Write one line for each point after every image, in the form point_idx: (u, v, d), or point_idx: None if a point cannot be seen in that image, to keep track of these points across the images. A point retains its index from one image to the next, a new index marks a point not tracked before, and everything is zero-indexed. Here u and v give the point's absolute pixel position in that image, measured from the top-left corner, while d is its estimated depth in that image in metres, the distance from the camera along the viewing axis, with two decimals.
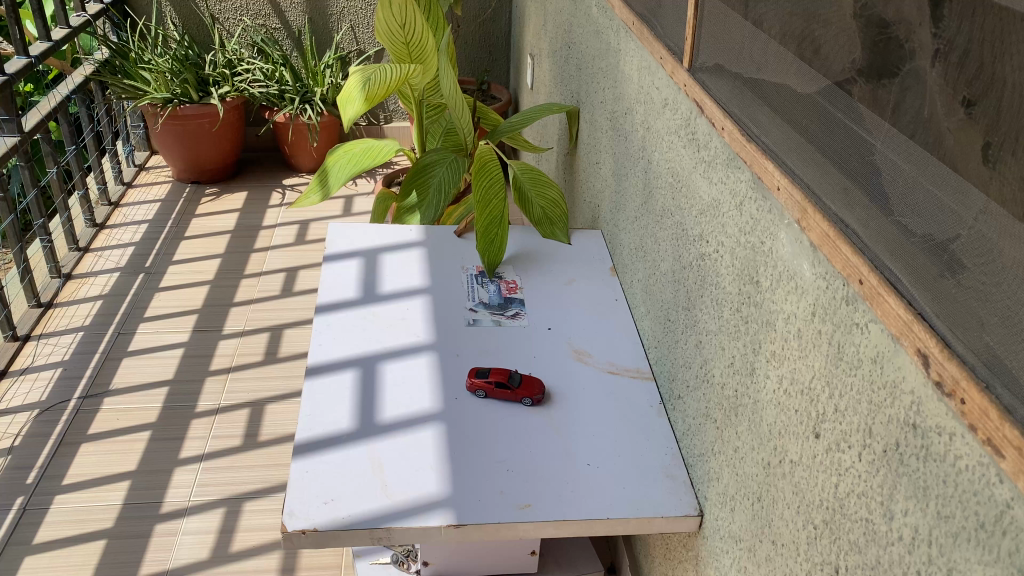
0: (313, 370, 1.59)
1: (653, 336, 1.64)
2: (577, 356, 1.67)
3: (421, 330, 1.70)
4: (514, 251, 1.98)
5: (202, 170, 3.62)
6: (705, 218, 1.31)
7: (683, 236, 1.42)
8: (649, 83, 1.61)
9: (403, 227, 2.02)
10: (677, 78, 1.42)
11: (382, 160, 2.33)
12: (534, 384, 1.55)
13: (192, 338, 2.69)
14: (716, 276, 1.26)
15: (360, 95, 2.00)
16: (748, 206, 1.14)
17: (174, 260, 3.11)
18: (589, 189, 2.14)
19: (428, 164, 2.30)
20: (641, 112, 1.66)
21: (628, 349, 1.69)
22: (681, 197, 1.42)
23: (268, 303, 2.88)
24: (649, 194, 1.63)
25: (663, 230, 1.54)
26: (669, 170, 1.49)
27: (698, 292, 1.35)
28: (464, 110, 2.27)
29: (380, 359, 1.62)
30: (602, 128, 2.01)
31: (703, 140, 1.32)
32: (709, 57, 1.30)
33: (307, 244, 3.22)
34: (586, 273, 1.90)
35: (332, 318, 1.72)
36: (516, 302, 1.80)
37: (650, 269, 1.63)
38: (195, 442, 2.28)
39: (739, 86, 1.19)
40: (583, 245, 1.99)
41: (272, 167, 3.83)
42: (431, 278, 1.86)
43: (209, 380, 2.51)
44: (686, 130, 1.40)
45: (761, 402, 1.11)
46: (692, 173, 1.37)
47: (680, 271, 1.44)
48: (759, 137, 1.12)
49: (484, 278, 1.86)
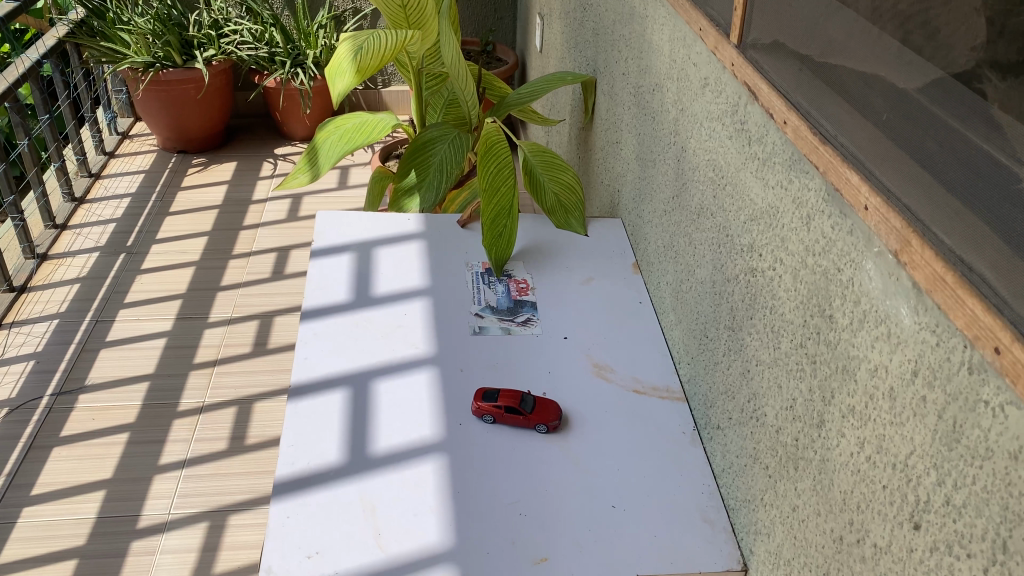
0: (297, 391, 1.39)
1: (685, 350, 1.43)
2: (597, 371, 1.47)
3: (420, 341, 1.50)
4: (524, 244, 1.77)
5: (189, 139, 3.39)
6: (757, 227, 1.10)
7: (728, 245, 1.21)
8: (683, 58, 1.38)
9: (400, 216, 1.80)
10: (721, 55, 1.19)
11: (378, 136, 2.10)
12: (551, 408, 1.35)
13: (176, 326, 2.49)
14: (772, 299, 1.05)
15: (350, 67, 1.77)
16: (818, 221, 0.93)
17: (158, 238, 2.90)
18: (607, 171, 1.92)
19: (428, 142, 2.08)
20: (673, 90, 1.44)
21: (654, 361, 1.49)
22: (726, 198, 1.21)
23: (257, 286, 2.68)
24: (682, 187, 1.41)
25: (701, 232, 1.32)
26: (709, 164, 1.28)
27: (747, 312, 1.14)
28: (468, 81, 2.04)
29: (373, 376, 1.42)
30: (623, 104, 1.79)
31: (754, 132, 1.10)
32: (764, 32, 1.07)
33: (299, 220, 3.01)
34: (604, 271, 1.69)
35: (320, 327, 1.51)
36: (528, 306, 1.60)
37: (683, 274, 1.42)
38: (177, 446, 2.09)
39: (807, 71, 0.97)
40: (601, 236, 1.78)
41: (263, 134, 3.60)
42: (431, 278, 1.65)
43: (194, 375, 2.32)
44: (732, 118, 1.18)
45: (833, 463, 0.91)
46: (741, 171, 1.15)
47: (722, 284, 1.23)
48: (835, 137, 0.90)
49: (491, 277, 1.66)
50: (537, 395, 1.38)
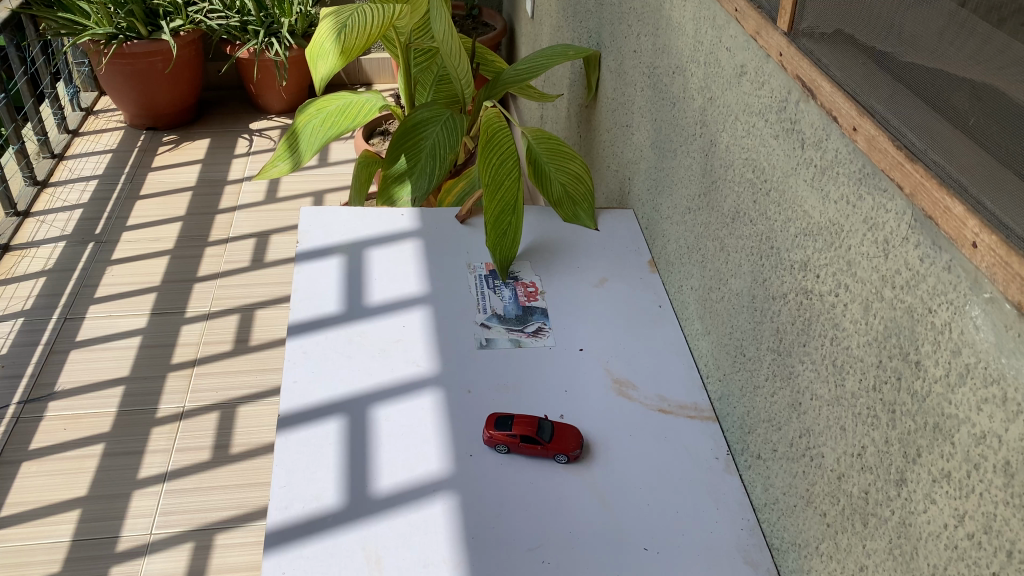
0: (288, 421, 1.25)
1: (715, 365, 1.30)
2: (618, 387, 1.34)
3: (422, 357, 1.35)
4: (528, 241, 1.63)
5: (158, 115, 3.19)
6: (814, 244, 0.96)
7: (773, 259, 1.07)
8: (713, 42, 1.22)
9: (393, 211, 1.65)
10: (766, 44, 1.04)
11: (364, 120, 1.94)
12: (572, 435, 1.22)
13: (151, 322, 2.34)
14: (835, 329, 0.92)
15: (333, 49, 1.61)
16: (901, 250, 0.79)
17: (129, 225, 2.73)
18: (615, 157, 1.78)
19: (419, 124, 1.91)
20: (700, 76, 1.29)
21: (680, 375, 1.36)
22: (772, 205, 1.07)
23: (236, 276, 2.52)
24: (712, 186, 1.27)
25: (737, 239, 1.18)
26: (748, 164, 1.13)
27: (799, 338, 1.01)
28: (461, 58, 1.87)
29: (372, 401, 1.28)
30: (635, 84, 1.63)
31: (809, 135, 0.96)
32: (824, 19, 0.92)
33: (278, 202, 2.84)
34: (618, 271, 1.56)
35: (310, 344, 1.37)
36: (538, 313, 1.47)
37: (713, 283, 1.28)
38: (156, 458, 1.95)
39: (884, 69, 0.82)
40: (612, 230, 1.64)
41: (237, 108, 3.40)
42: (430, 282, 1.51)
43: (172, 377, 2.17)
44: (778, 115, 1.04)
45: (920, 531, 0.79)
46: (792, 177, 1.01)
47: (766, 302, 1.10)
48: (926, 152, 0.76)
49: (496, 280, 1.52)
50: (554, 420, 1.25)
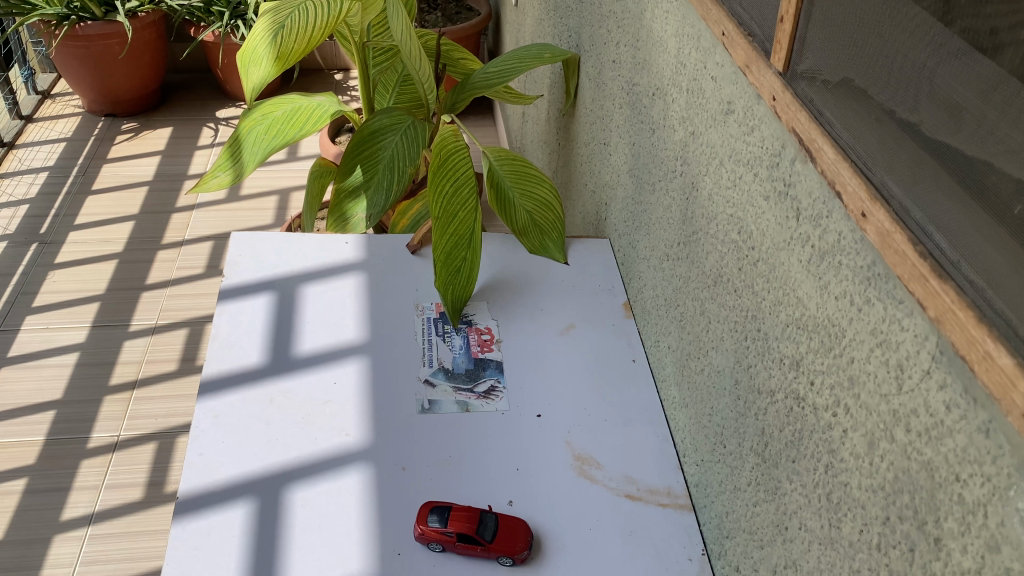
0: (187, 504, 1.06)
1: (692, 445, 1.11)
2: (579, 464, 1.15)
3: (352, 425, 1.16)
4: (487, 277, 1.43)
5: (117, 102, 2.98)
6: (810, 342, 0.77)
7: (759, 346, 0.88)
8: (698, 67, 1.02)
9: (336, 238, 1.45)
10: (756, 81, 0.85)
11: (313, 127, 1.74)
12: (518, 533, 1.03)
13: (91, 337, 2.15)
14: (833, 456, 0.73)
15: (267, 54, 1.40)
16: (921, 386, 0.60)
17: (78, 223, 2.53)
18: (592, 176, 1.57)
19: (375, 133, 1.68)
20: (681, 104, 1.09)
21: (652, 449, 1.17)
22: (760, 278, 0.87)
23: (188, 285, 2.32)
24: (692, 237, 1.07)
25: (718, 308, 0.99)
26: (733, 222, 0.93)
27: (789, 451, 0.82)
28: (422, 60, 1.66)
29: (290, 479, 1.10)
30: (613, 99, 1.42)
31: (807, 207, 0.77)
32: (830, 63, 0.72)
33: (240, 200, 2.64)
34: (588, 315, 1.36)
35: (224, 405, 1.18)
36: (491, 367, 1.27)
37: (691, 349, 1.09)
38: (83, 496, 1.78)
39: (908, 140, 0.63)
40: (584, 264, 1.45)
41: (205, 93, 3.19)
42: (371, 327, 1.31)
43: (109, 402, 1.98)
44: (769, 172, 0.84)
45: None
46: (784, 252, 0.81)
47: (750, 394, 0.91)
48: (960, 265, 0.57)
49: (446, 326, 1.33)
50: (500, 512, 1.06)
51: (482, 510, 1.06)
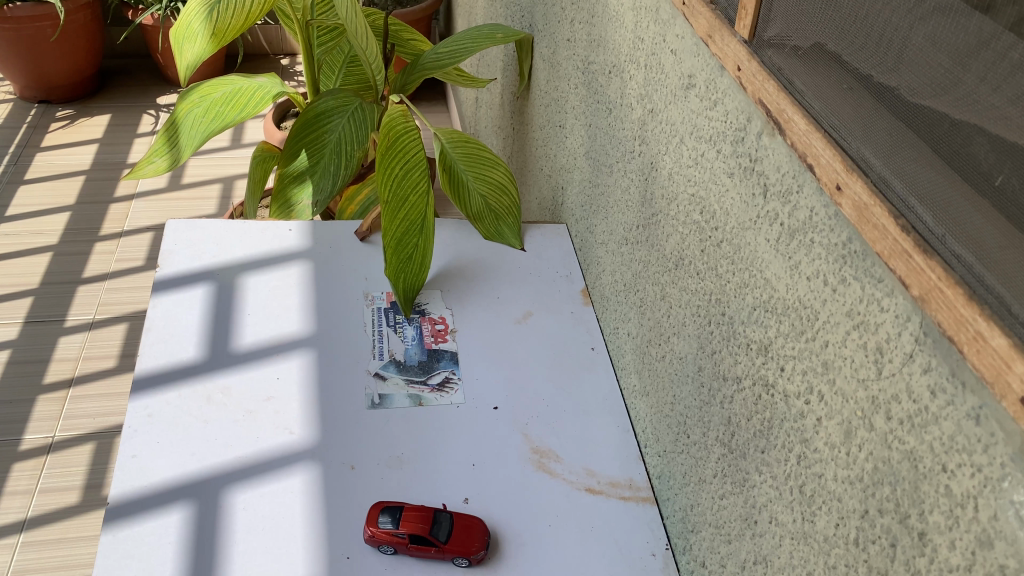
0: (117, 511, 0.99)
1: (654, 436, 1.07)
2: (538, 459, 1.10)
3: (297, 423, 1.10)
4: (441, 264, 1.36)
5: (51, 88, 2.85)
6: (779, 326, 0.73)
7: (725, 331, 0.83)
8: (656, 40, 0.98)
9: (279, 226, 1.38)
10: (720, 52, 0.80)
11: (254, 109, 1.65)
12: (473, 534, 0.98)
13: (23, 333, 2.04)
14: (806, 446, 0.69)
15: (202, 29, 1.32)
16: (902, 370, 0.56)
17: (9, 214, 2.40)
18: (548, 160, 1.52)
19: (321, 116, 1.60)
20: (639, 80, 1.04)
21: (612, 441, 1.13)
22: (724, 260, 0.83)
23: (127, 278, 2.22)
24: (652, 219, 1.02)
25: (679, 293, 0.95)
26: (695, 202, 0.89)
27: (758, 441, 0.78)
28: (369, 38, 1.59)
29: (229, 482, 1.03)
30: (568, 78, 1.37)
31: (776, 184, 0.72)
32: (800, 28, 0.68)
33: (181, 189, 2.54)
34: (545, 304, 1.31)
35: (158, 404, 1.10)
36: (445, 359, 1.22)
37: (652, 336, 1.05)
38: (15, 502, 1.68)
39: (885, 107, 0.59)
40: (541, 251, 1.39)
41: (145, 79, 3.07)
42: (317, 318, 1.24)
43: (43, 401, 1.88)
44: (734, 149, 0.79)
45: None
46: (750, 231, 0.77)
47: (715, 382, 0.87)
48: (946, 241, 0.53)
49: (397, 317, 1.27)
50: (455, 511, 1.00)
51: (438, 512, 1.00)
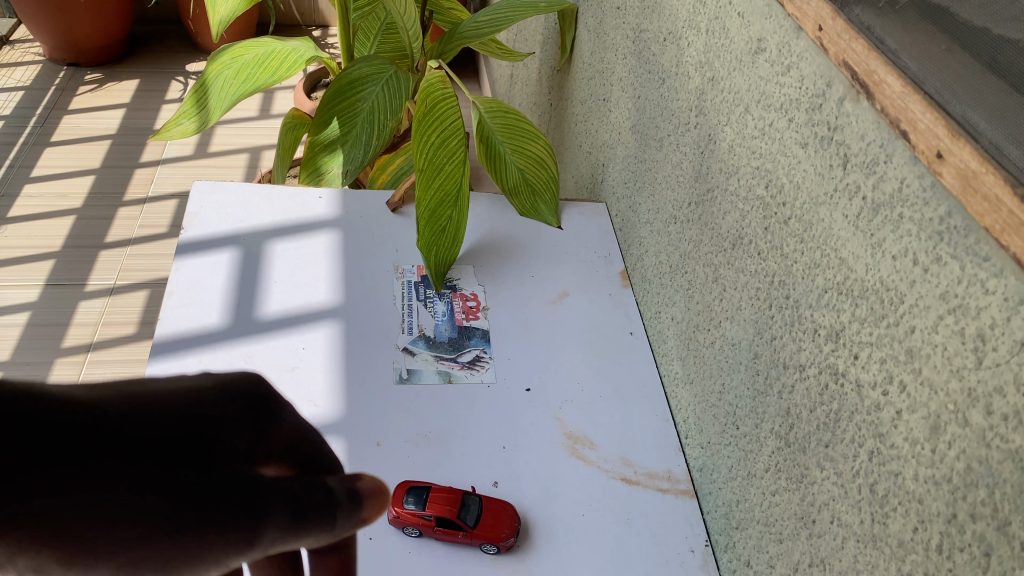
0: None
1: (697, 426, 1.01)
2: (573, 445, 1.04)
3: (323, 395, 1.04)
4: (474, 237, 1.30)
5: (81, 51, 2.82)
6: (854, 310, 0.67)
7: (788, 315, 0.77)
8: (721, 3, 0.91)
9: (310, 193, 1.33)
10: (797, 11, 0.74)
11: (287, 73, 1.60)
12: (499, 519, 0.92)
13: (43, 296, 2.00)
14: (881, 442, 0.63)
15: None
16: (1011, 360, 0.50)
17: (34, 175, 2.37)
18: (589, 135, 1.45)
19: (355, 83, 1.54)
20: (699, 47, 0.97)
21: (651, 429, 1.07)
22: (792, 238, 0.77)
23: (150, 244, 2.19)
24: (706, 196, 0.96)
25: (735, 274, 0.89)
26: (760, 177, 0.83)
27: (822, 434, 0.72)
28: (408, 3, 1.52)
29: None
30: (615, 49, 1.31)
31: (858, 154, 0.66)
32: None
33: (209, 157, 2.49)
34: (582, 283, 1.25)
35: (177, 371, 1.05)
36: (476, 337, 1.16)
37: (699, 320, 0.99)
38: None
39: None
40: (579, 228, 1.33)
41: (175, 46, 3.04)
42: (345, 288, 1.19)
43: (61, 365, 1.85)
44: (808, 118, 0.73)
45: None
46: (825, 207, 0.71)
47: (772, 370, 0.81)
48: None
49: (428, 291, 1.22)
50: (484, 496, 0.95)
51: (464, 496, 0.95)
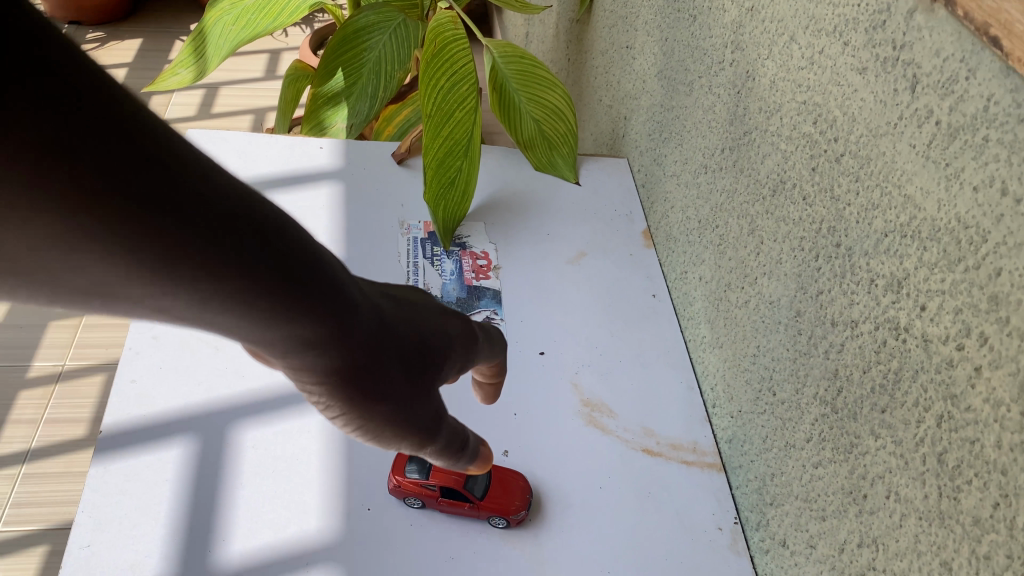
0: (111, 440, 0.87)
1: (725, 394, 0.93)
2: (590, 413, 0.96)
3: None
4: (486, 192, 1.22)
5: (82, 9, 2.72)
6: (921, 255, 0.58)
7: (839, 266, 0.69)
8: None
9: (310, 142, 1.24)
10: None
11: (289, 18, 1.49)
12: (510, 491, 0.85)
13: None
14: (953, 406, 0.55)
15: None
16: None
17: None
18: (609, 87, 1.36)
19: (361, 31, 1.42)
20: None
21: (675, 398, 0.99)
22: (845, 178, 0.68)
23: None
24: (742, 141, 0.87)
25: (775, 224, 0.80)
26: (807, 112, 0.74)
27: (878, 399, 0.63)
28: None
29: (240, 416, 0.91)
30: None
31: (932, 72, 0.57)
32: None
33: (212, 119, 2.41)
34: (602, 242, 1.16)
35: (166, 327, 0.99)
36: (487, 297, 1.07)
37: (732, 278, 0.90)
38: (18, 432, 1.57)
39: None
40: (598, 184, 1.24)
41: (180, 7, 2.94)
42: (347, 242, 1.11)
43: (54, 329, 1.77)
44: (869, 38, 0.64)
45: None
46: (887, 139, 0.62)
47: (817, 329, 0.72)
48: None
49: (435, 248, 1.13)
50: (493, 468, 0.87)
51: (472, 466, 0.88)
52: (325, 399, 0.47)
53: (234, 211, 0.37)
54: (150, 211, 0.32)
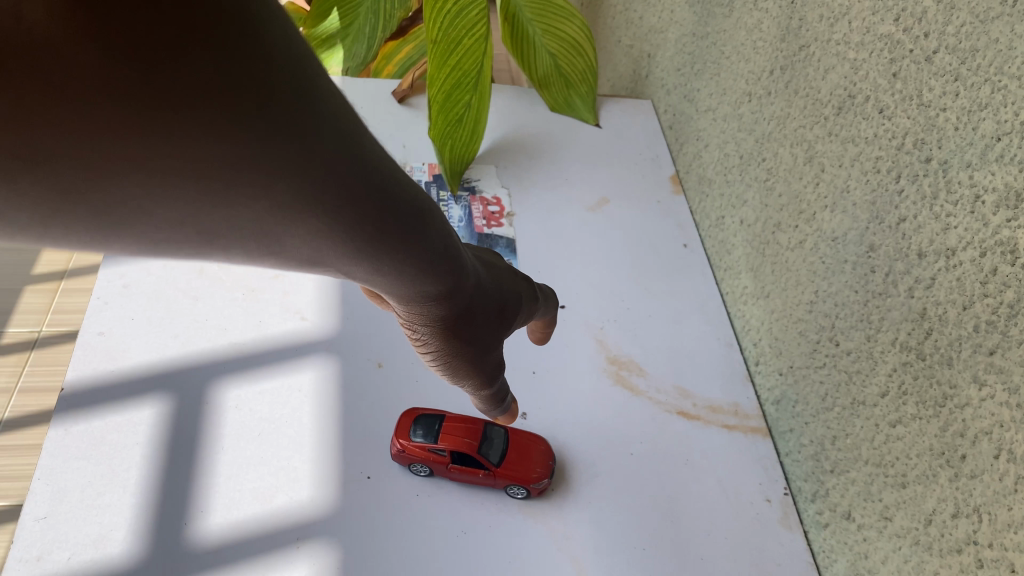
0: (74, 398, 0.76)
1: (772, 349, 0.82)
2: (618, 371, 0.85)
3: (310, 307, 0.88)
4: (496, 134, 1.10)
5: None
6: None
7: (929, 185, 0.58)
8: None
9: None
10: None
11: None
12: (529, 457, 0.74)
13: None
14: None
15: None
16: None
17: None
18: (630, 24, 1.24)
19: None
20: None
21: (712, 356, 0.88)
22: (940, 79, 0.57)
23: None
24: (798, 56, 0.76)
25: (841, 148, 0.69)
26: (886, 9, 0.63)
27: (983, 339, 0.53)
28: None
29: (222, 372, 0.80)
30: None
31: None
32: None
33: None
34: (626, 188, 1.05)
35: (140, 274, 0.88)
36: (500, 246, 0.96)
37: (782, 216, 0.79)
38: None
39: None
40: (619, 127, 1.13)
41: None
42: None
43: None
44: None
45: None
46: (1000, 23, 0.51)
47: (897, 263, 0.61)
48: None
49: (441, 193, 1.02)
50: (511, 433, 0.77)
51: (482, 428, 0.76)
52: (421, 336, 0.47)
53: (381, 165, 0.30)
54: (327, 182, 0.27)
